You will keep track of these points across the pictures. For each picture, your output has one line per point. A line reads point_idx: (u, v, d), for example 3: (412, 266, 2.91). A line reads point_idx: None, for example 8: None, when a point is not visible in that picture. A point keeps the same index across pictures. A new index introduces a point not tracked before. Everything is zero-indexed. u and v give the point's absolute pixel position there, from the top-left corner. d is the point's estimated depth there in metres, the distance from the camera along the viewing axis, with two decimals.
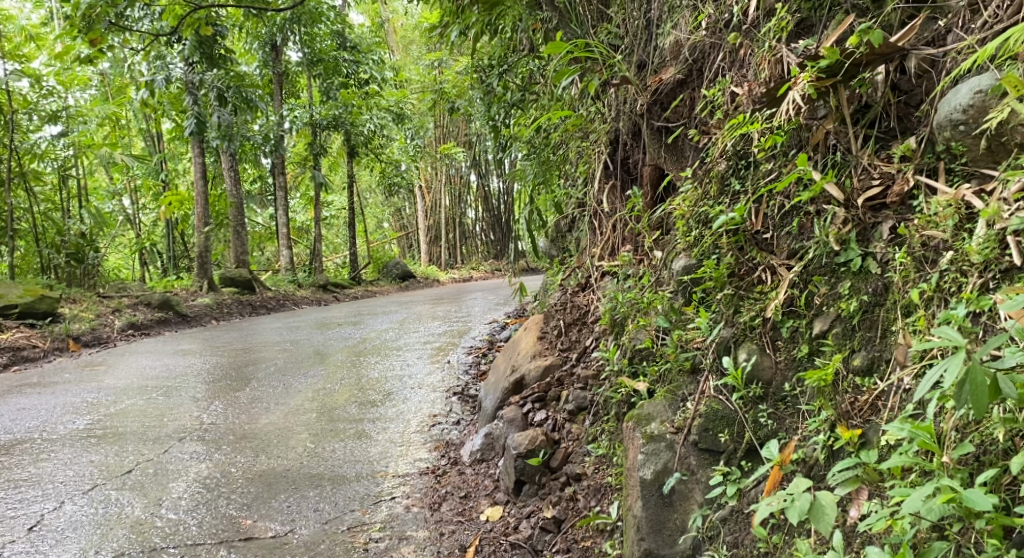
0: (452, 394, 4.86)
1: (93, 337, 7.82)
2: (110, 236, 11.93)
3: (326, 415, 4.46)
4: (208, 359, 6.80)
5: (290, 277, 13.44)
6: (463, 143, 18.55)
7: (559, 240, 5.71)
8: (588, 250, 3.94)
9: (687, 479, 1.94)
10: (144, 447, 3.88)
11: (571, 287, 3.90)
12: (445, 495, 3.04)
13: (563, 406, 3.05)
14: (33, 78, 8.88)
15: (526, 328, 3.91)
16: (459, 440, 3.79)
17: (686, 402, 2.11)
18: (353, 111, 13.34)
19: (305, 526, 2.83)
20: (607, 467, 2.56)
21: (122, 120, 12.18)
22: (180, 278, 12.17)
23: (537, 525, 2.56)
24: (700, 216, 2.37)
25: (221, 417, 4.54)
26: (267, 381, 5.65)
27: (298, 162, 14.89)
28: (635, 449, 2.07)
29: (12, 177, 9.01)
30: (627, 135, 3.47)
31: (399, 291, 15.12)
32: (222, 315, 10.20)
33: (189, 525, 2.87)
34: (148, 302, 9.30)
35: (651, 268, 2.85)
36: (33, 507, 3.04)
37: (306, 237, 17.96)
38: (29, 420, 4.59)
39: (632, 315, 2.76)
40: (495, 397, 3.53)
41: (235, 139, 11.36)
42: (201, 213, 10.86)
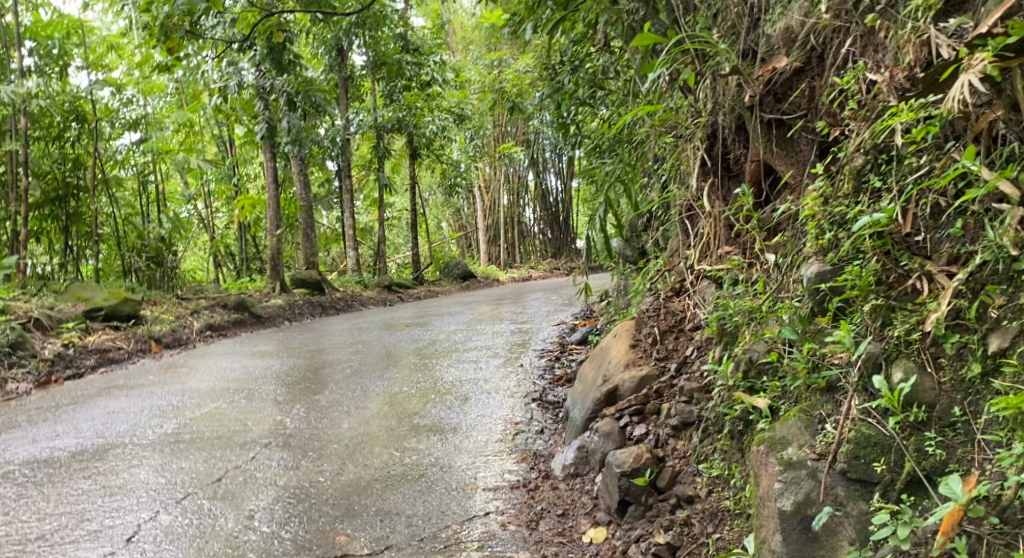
0: (531, 400, 4.71)
1: (173, 339, 7.98)
2: (186, 239, 12.24)
3: (406, 422, 4.36)
4: (284, 361, 6.83)
5: (357, 278, 13.55)
6: (524, 142, 18.44)
7: (634, 240, 5.50)
8: (680, 251, 3.73)
9: (838, 514, 1.75)
10: (231, 453, 3.85)
11: (663, 291, 3.67)
12: (541, 512, 2.89)
13: (666, 421, 2.85)
14: (115, 87, 9.13)
15: (616, 334, 3.69)
16: (547, 450, 3.63)
17: (825, 423, 1.91)
18: (417, 113, 13.35)
19: (401, 543, 2.72)
20: (723, 490, 2.37)
21: (195, 126, 12.46)
22: (253, 279, 12.40)
23: (649, 550, 2.40)
24: (834, 217, 2.15)
25: (302, 423, 4.49)
26: (345, 384, 5.62)
27: (363, 164, 15.03)
28: (770, 477, 1.89)
29: (95, 183, 9.27)
30: (728, 130, 3.23)
31: (462, 291, 15.09)
32: (293, 316, 10.34)
33: (283, 539, 2.79)
34: (224, 304, 9.46)
35: (768, 274, 2.65)
36: (129, 516, 3.01)
37: (371, 238, 18.15)
38: (119, 424, 4.64)
39: (746, 324, 2.56)
40: (585, 408, 3.33)
41: (304, 143, 11.48)
42: (273, 216, 11.01)
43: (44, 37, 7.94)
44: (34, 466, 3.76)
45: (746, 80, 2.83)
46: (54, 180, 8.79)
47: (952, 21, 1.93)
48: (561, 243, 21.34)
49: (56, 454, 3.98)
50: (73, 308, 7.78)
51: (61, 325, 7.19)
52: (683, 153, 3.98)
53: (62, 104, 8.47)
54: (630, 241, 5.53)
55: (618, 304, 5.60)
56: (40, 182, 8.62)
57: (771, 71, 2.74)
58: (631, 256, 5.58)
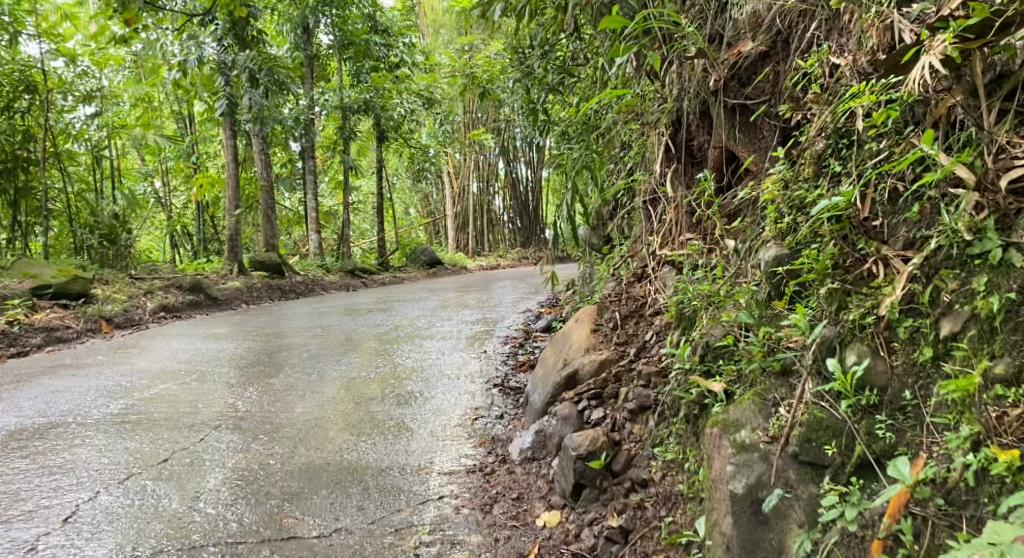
0: (492, 386, 4.66)
1: (125, 319, 7.77)
2: (142, 218, 11.93)
3: (363, 406, 4.29)
4: (240, 344, 6.69)
5: (319, 262, 13.35)
6: (492, 129, 18.31)
7: (599, 228, 5.47)
8: (643, 238, 3.71)
9: (788, 497, 1.74)
10: (179, 435, 3.75)
11: (626, 277, 3.65)
12: (495, 496, 2.86)
13: (623, 405, 2.84)
14: (69, 58, 8.81)
15: (578, 319, 3.67)
16: (505, 436, 3.59)
17: (779, 407, 1.90)
18: (384, 95, 13.14)
19: (351, 526, 2.66)
20: (677, 474, 2.36)
21: (154, 101, 12.12)
22: (211, 261, 12.13)
23: (602, 534, 2.38)
24: (794, 201, 2.15)
25: (256, 405, 4.39)
26: (302, 367, 5.53)
27: (328, 146, 14.78)
28: (722, 459, 1.88)
29: (46, 157, 8.96)
30: (693, 115, 3.21)
31: (426, 278, 14.97)
32: (252, 299, 10.14)
33: (229, 521, 2.71)
34: (180, 284, 9.24)
35: (727, 259, 2.64)
36: (67, 496, 2.91)
37: (335, 223, 17.91)
38: (63, 403, 4.49)
39: (705, 309, 2.54)
40: (544, 393, 3.30)
41: (267, 122, 11.23)
42: (233, 196, 10.77)
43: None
44: None
45: (711, 64, 2.81)
46: (2, 152, 8.46)
47: (916, 6, 1.92)
48: (530, 233, 21.13)
49: None
50: (19, 284, 7.51)
51: (5, 301, 6.95)
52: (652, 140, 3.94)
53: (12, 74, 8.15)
54: (595, 229, 5.49)
55: (582, 293, 5.57)
56: None
57: (736, 55, 2.72)
58: (596, 245, 5.55)
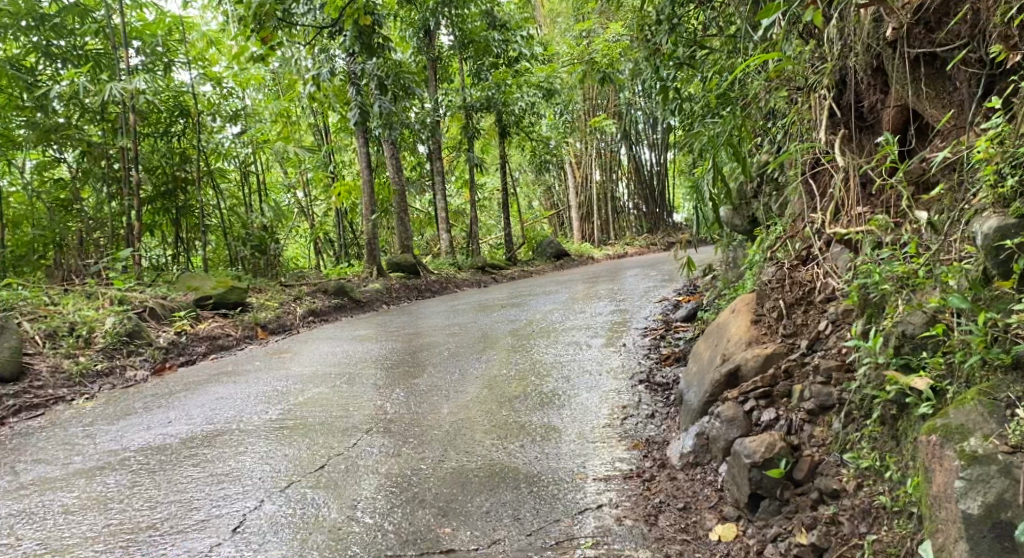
0: (637, 381, 4.45)
1: (278, 325, 8.16)
2: (287, 228, 12.55)
3: (507, 405, 4.19)
4: (384, 345, 6.83)
5: (451, 260, 13.56)
6: (614, 115, 17.91)
7: (743, 208, 5.11)
8: (805, 215, 3.37)
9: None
10: (333, 440, 3.79)
11: (788, 260, 3.33)
12: (660, 505, 2.65)
13: (800, 405, 2.55)
14: (215, 81, 9.34)
15: (734, 309, 3.37)
16: (661, 437, 3.36)
17: (1017, 409, 1.60)
18: (505, 90, 13.13)
19: (508, 538, 2.54)
20: (877, 485, 2.08)
21: (291, 116, 12.71)
22: (352, 265, 12.60)
23: (790, 552, 2.12)
24: (1018, 159, 1.79)
25: (403, 407, 4.40)
26: (444, 366, 5.54)
27: (454, 146, 14.98)
28: (948, 473, 1.59)
29: (201, 176, 9.57)
30: (864, 72, 2.85)
31: (555, 270, 14.88)
32: (391, 300, 10.42)
33: (388, 532, 2.66)
34: (325, 289, 9.63)
35: (921, 234, 2.31)
36: (236, 505, 2.98)
37: (463, 220, 18.17)
38: (227, 410, 4.70)
39: (897, 293, 2.22)
40: (703, 391, 3.04)
41: (396, 127, 11.46)
42: (368, 201, 11.10)
43: (149, 35, 8.25)
44: (147, 452, 3.82)
45: (890, 11, 2.46)
46: (163, 175, 9.07)
47: None
48: (659, 218, 20.44)
49: (168, 441, 4.03)
50: (184, 297, 8.04)
51: (173, 313, 7.43)
52: (808, 106, 3.57)
53: (168, 101, 8.76)
54: (738, 209, 5.14)
55: (728, 279, 5.24)
56: (151, 176, 8.94)
57: None
58: (741, 226, 5.19)
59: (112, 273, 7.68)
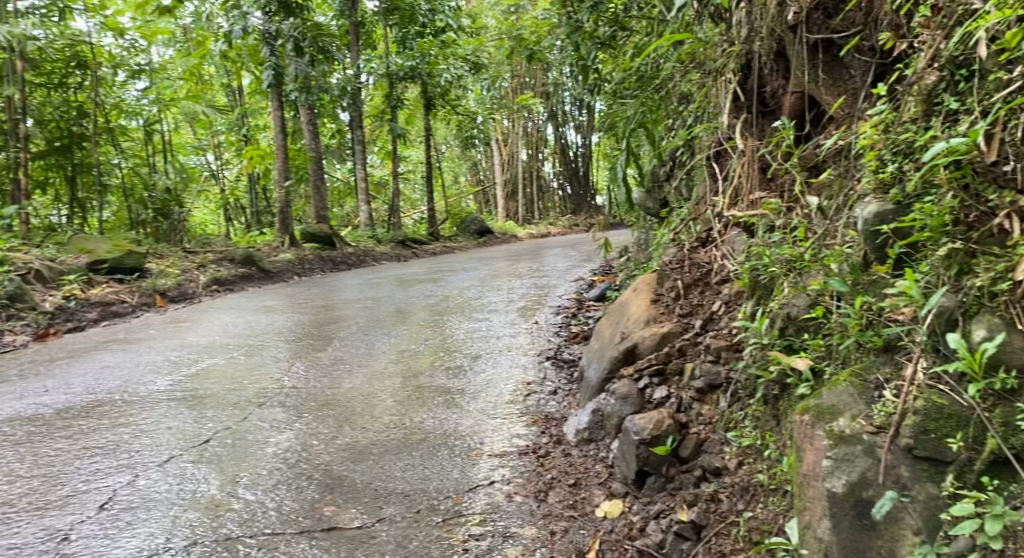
0: (544, 358, 4.43)
1: (179, 293, 7.79)
2: (195, 192, 11.99)
3: (411, 381, 4.11)
4: (290, 317, 6.61)
5: (370, 232, 13.26)
6: (541, 93, 17.84)
7: (656, 191, 5.14)
8: (708, 197, 3.41)
9: (903, 500, 1.45)
10: (223, 413, 3.63)
11: (689, 241, 3.37)
12: (551, 481, 2.64)
13: (690, 384, 2.57)
14: (117, 32, 8.76)
15: (636, 288, 3.39)
16: (560, 414, 3.36)
17: (884, 391, 1.63)
18: (430, 61, 12.85)
19: (395, 515, 2.47)
20: (757, 463, 2.11)
21: (203, 74, 12.10)
22: (264, 233, 12.15)
23: (670, 528, 2.12)
24: (898, 146, 1.83)
25: (302, 381, 4.26)
26: (350, 340, 5.40)
27: (376, 116, 14.61)
28: (817, 452, 1.61)
29: (100, 132, 9.00)
30: (768, 57, 2.89)
31: (476, 247, 14.77)
32: (303, 271, 10.12)
33: (268, 509, 2.55)
34: (232, 257, 9.25)
35: (811, 218, 2.36)
36: (107, 480, 2.80)
37: (385, 192, 17.82)
38: (112, 380, 4.44)
39: (785, 275, 2.26)
40: (601, 369, 3.05)
41: (314, 92, 11.05)
42: (282, 168, 10.71)
43: None
44: (15, 423, 3.56)
45: None
46: (57, 129, 8.49)
47: None
48: (582, 199, 20.58)
49: (41, 411, 3.77)
50: (76, 260, 7.57)
51: (62, 276, 6.99)
52: (717, 91, 3.59)
53: (62, 49, 8.16)
54: (651, 192, 5.17)
55: (637, 260, 5.28)
56: (43, 129, 8.35)
57: None
58: (653, 209, 5.23)
59: None
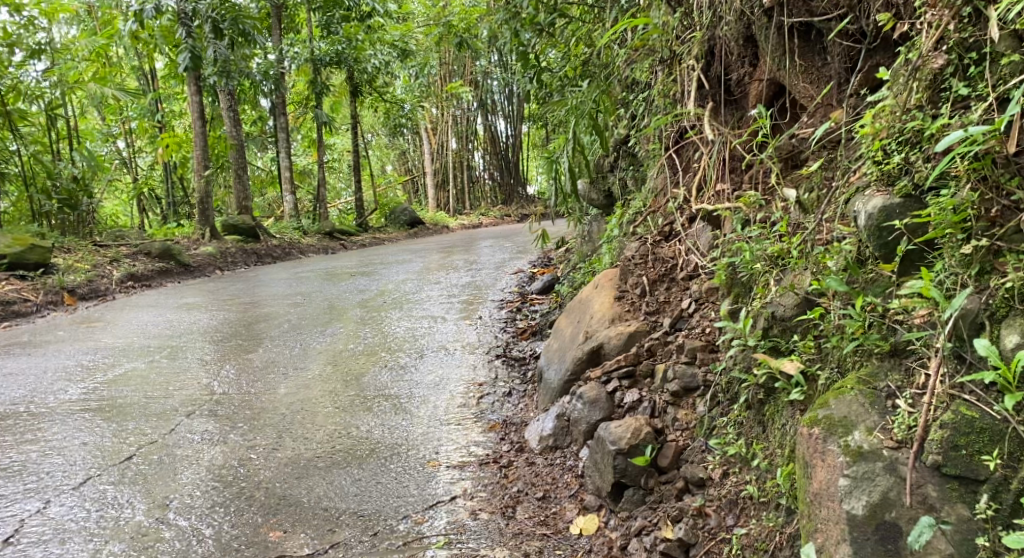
0: (494, 356, 4.25)
1: (90, 290, 7.24)
2: (104, 182, 11.23)
3: (353, 384, 3.86)
4: (214, 315, 6.21)
5: (296, 223, 12.74)
6: (471, 82, 17.59)
7: (600, 182, 4.95)
8: (667, 189, 3.28)
9: (941, 527, 1.40)
10: (147, 425, 3.29)
11: (650, 235, 3.23)
12: (518, 494, 2.46)
13: (663, 386, 2.44)
14: (12, 7, 8.05)
15: (597, 284, 3.24)
16: (518, 417, 3.18)
17: (897, 401, 1.58)
18: (357, 46, 12.44)
19: (350, 540, 2.24)
20: (744, 473, 1.98)
21: (110, 55, 11.30)
22: (181, 225, 11.49)
23: (656, 547, 1.99)
24: (902, 135, 1.76)
25: (234, 386, 3.94)
26: (282, 339, 5.08)
27: (300, 102, 14.05)
28: (832, 470, 1.55)
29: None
30: (736, 43, 2.79)
31: (408, 239, 14.42)
32: (226, 265, 9.61)
33: (206, 537, 2.27)
34: (148, 251, 8.69)
35: (792, 212, 2.25)
36: (13, 508, 2.46)
37: (309, 182, 17.21)
38: (16, 388, 4.01)
39: (768, 273, 2.15)
40: (564, 370, 2.89)
41: (233, 77, 10.51)
42: (200, 156, 10.14)
43: None
44: None
45: None
46: None
47: None
48: (512, 189, 20.40)
49: None
50: None
51: None
52: (676, 77, 3.36)
53: None
54: (594, 183, 5.02)
55: (582, 253, 5.14)
56: None
57: None
58: (596, 201, 5.02)
59: None
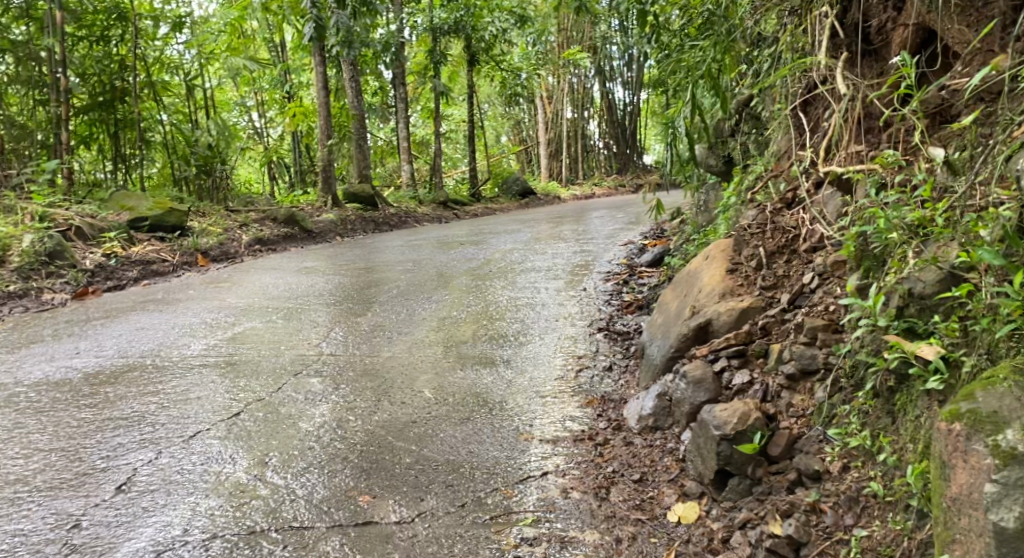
0: (596, 329, 4.11)
1: (220, 252, 7.63)
2: (237, 150, 11.83)
3: (454, 351, 3.83)
4: (330, 279, 6.39)
5: (412, 193, 12.98)
6: (589, 49, 17.22)
7: (720, 147, 4.65)
8: (791, 151, 3.00)
9: None
10: (256, 382, 3.39)
11: (769, 203, 2.96)
12: (613, 474, 2.33)
13: (778, 369, 2.23)
14: None
15: (707, 256, 3.02)
16: (618, 393, 3.04)
17: None
18: (475, 13, 12.37)
19: (437, 510, 2.19)
20: (868, 468, 1.77)
21: (243, 28, 11.81)
22: (306, 193, 11.96)
23: (761, 543, 1.80)
24: None
25: (341, 348, 4.02)
26: (391, 304, 5.14)
27: (419, 72, 14.23)
28: (976, 473, 1.33)
29: (142, 87, 8.83)
30: None
31: (520, 209, 14.41)
32: (345, 231, 9.91)
33: (298, 497, 2.29)
34: (274, 217, 9.07)
35: (938, 176, 1.97)
36: (128, 456, 2.58)
37: (427, 152, 17.49)
38: (146, 342, 4.26)
39: (906, 244, 1.89)
40: (669, 347, 2.71)
41: (356, 46, 10.71)
42: (324, 125, 10.47)
43: None
44: (43, 389, 3.39)
45: None
46: (99, 84, 8.35)
47: None
48: (627, 159, 19.90)
49: (69, 375, 3.60)
50: (118, 217, 7.45)
51: (103, 234, 6.88)
52: (808, 28, 3.03)
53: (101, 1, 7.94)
54: (713, 149, 4.73)
55: (696, 224, 4.88)
56: (85, 84, 8.23)
57: None
58: (714, 167, 4.74)
59: (33, 187, 7.06)
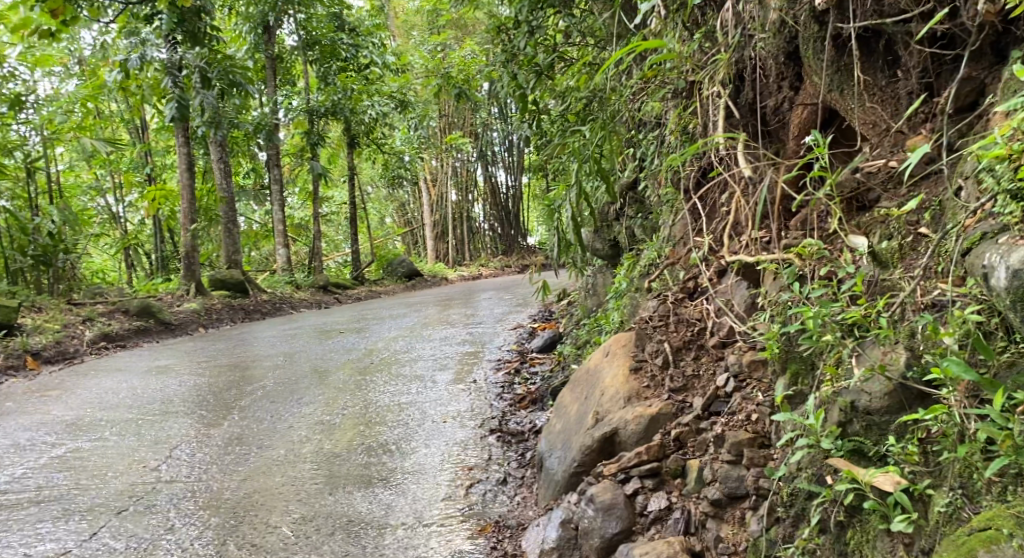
0: (488, 431, 3.67)
1: (56, 352, 6.69)
2: (87, 236, 10.77)
3: (324, 468, 3.27)
4: (185, 379, 5.65)
5: (288, 277, 12.22)
6: (470, 133, 17.26)
7: (605, 230, 4.45)
8: (688, 233, 2.77)
9: None
10: (67, 527, 2.73)
11: (670, 291, 2.70)
12: None
13: (700, 493, 1.90)
14: None
15: (607, 351, 2.69)
16: (515, 517, 2.61)
17: None
18: (353, 96, 11.93)
19: None
20: None
21: (97, 108, 10.92)
22: (167, 281, 11.00)
23: None
24: None
25: (187, 470, 3.37)
26: (253, 409, 4.52)
27: (294, 154, 13.67)
28: None
29: None
30: (774, 62, 2.36)
31: (405, 292, 13.90)
32: (210, 322, 9.06)
33: None
34: (125, 309, 8.16)
35: (869, 268, 1.74)
36: None
37: (306, 235, 16.80)
38: None
39: (841, 347, 1.63)
40: (571, 463, 2.33)
41: (223, 127, 10.13)
42: (188, 210, 9.68)
43: None
44: None
45: None
46: None
47: None
48: (513, 240, 19.81)
49: None
50: None
51: None
52: (694, 108, 2.86)
53: None
54: (600, 231, 4.51)
55: (586, 308, 4.65)
56: None
57: None
58: (602, 251, 4.53)
59: None
